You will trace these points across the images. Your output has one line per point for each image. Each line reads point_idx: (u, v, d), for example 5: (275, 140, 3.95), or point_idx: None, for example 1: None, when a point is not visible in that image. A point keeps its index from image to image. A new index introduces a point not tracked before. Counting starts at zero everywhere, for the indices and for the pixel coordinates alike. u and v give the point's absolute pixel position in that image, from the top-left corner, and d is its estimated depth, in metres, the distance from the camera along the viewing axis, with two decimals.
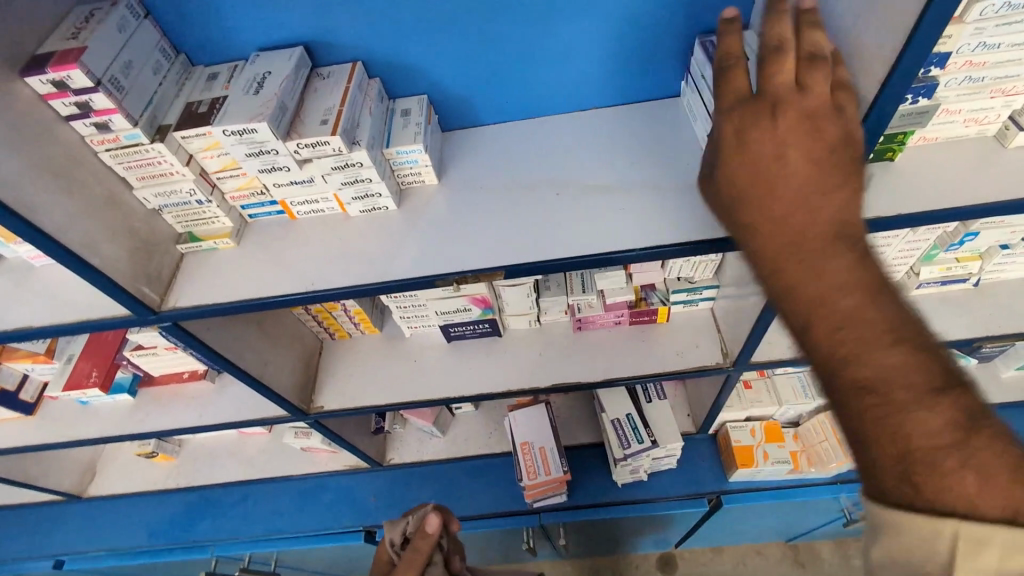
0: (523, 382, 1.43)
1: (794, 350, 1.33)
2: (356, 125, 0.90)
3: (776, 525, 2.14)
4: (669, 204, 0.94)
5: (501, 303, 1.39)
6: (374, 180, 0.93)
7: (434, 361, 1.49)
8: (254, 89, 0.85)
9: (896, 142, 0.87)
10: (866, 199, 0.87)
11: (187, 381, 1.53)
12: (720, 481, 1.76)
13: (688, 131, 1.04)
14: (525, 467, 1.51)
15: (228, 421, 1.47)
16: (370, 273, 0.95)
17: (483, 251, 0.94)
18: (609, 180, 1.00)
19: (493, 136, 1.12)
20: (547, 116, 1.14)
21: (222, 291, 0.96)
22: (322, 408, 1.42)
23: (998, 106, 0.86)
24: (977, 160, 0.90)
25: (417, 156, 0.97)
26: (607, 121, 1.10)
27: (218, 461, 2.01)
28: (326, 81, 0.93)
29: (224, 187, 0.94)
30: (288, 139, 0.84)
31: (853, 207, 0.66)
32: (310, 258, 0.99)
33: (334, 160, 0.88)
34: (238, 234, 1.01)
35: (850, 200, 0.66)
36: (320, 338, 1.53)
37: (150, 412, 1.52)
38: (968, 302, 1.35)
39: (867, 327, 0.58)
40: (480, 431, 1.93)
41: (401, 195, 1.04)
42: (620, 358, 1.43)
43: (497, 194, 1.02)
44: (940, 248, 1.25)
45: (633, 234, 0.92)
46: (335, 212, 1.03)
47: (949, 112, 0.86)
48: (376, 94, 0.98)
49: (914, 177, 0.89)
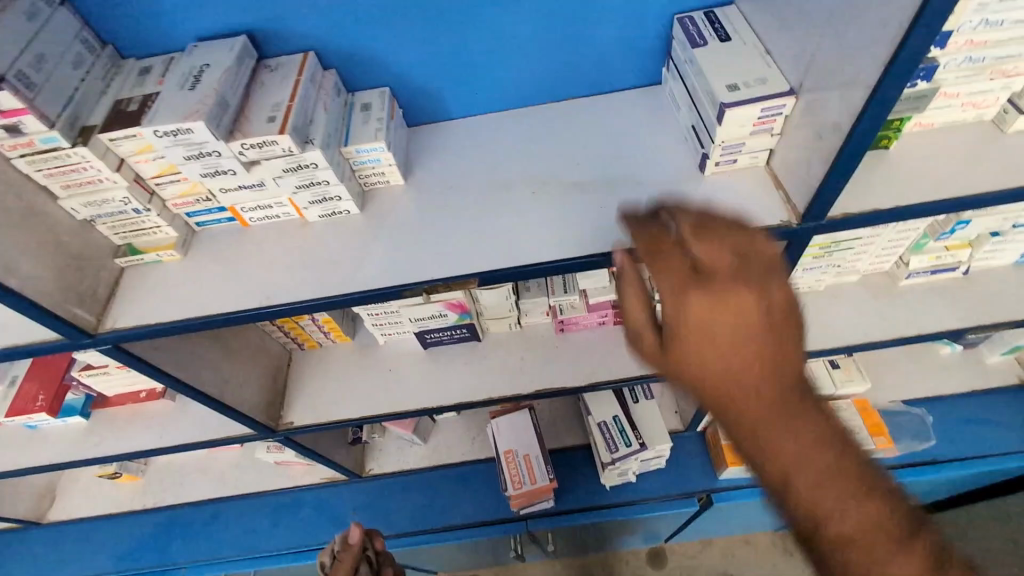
0: (505, 389, 1.36)
1: None
2: (309, 121, 0.81)
3: (766, 518, 2.12)
4: (653, 200, 0.88)
5: (479, 307, 1.31)
6: (332, 183, 0.85)
7: (410, 370, 1.41)
8: (191, 83, 0.75)
9: (892, 128, 0.82)
10: (861, 191, 0.82)
11: (144, 401, 1.42)
12: (710, 479, 1.72)
13: (671, 121, 0.98)
14: (510, 476, 1.45)
15: (191, 442, 1.37)
16: (331, 285, 0.87)
17: (453, 258, 0.87)
18: (589, 176, 0.93)
19: (464, 130, 1.05)
20: (520, 107, 1.06)
21: (167, 310, 0.87)
22: (292, 424, 1.34)
23: (997, 89, 0.81)
24: (975, 147, 0.85)
25: (379, 155, 0.89)
26: (584, 112, 1.03)
27: (188, 478, 1.91)
28: (275, 74, 0.84)
29: (164, 193, 0.85)
30: (231, 139, 0.75)
31: (752, 293, 0.61)
32: (265, 269, 0.90)
33: (284, 161, 0.79)
34: (185, 245, 0.92)
35: (745, 301, 0.60)
36: (288, 349, 1.44)
37: (105, 435, 1.42)
38: (958, 292, 1.32)
39: (754, 414, 0.63)
40: (463, 437, 1.87)
41: (364, 198, 0.96)
42: (605, 359, 1.37)
43: (468, 194, 0.95)
44: (931, 237, 1.22)
45: (616, 234, 0.85)
46: (292, 218, 0.94)
47: (947, 95, 0.81)
48: (332, 87, 0.90)
49: (910, 166, 0.84)
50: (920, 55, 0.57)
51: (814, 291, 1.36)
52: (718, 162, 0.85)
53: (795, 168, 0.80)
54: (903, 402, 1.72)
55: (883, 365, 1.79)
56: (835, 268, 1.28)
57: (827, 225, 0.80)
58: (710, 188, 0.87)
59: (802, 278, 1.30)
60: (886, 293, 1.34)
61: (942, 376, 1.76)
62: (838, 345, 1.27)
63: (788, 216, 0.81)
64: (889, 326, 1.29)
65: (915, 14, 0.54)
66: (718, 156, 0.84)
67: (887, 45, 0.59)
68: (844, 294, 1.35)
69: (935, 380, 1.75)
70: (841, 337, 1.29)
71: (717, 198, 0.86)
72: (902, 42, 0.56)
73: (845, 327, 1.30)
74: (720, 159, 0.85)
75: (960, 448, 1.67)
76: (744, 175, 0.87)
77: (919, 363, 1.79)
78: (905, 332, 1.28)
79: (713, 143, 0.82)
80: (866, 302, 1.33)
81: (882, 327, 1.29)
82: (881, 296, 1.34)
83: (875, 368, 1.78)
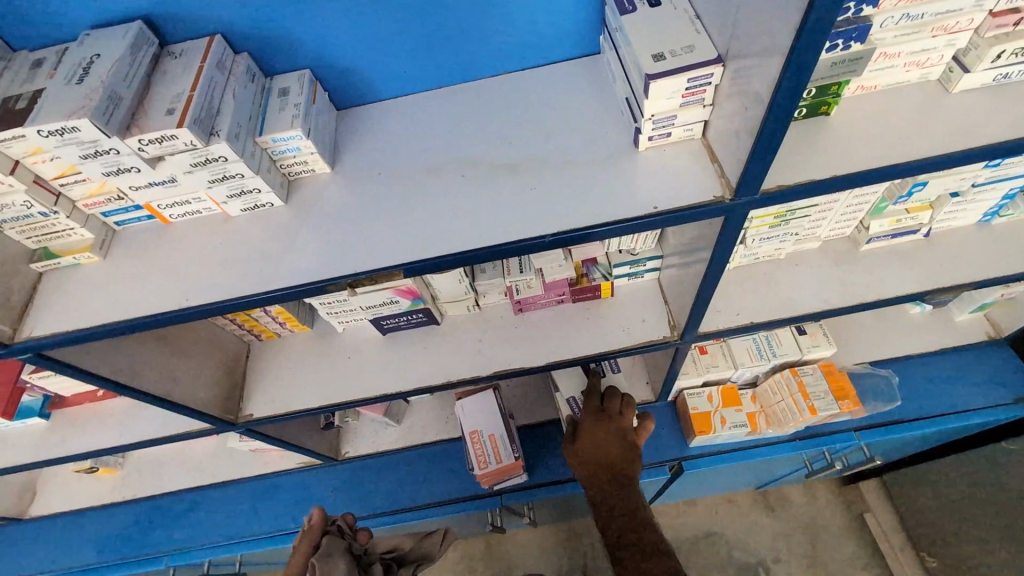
0: (465, 372, 1.35)
1: (743, 317, 1.27)
2: (215, 112, 0.76)
3: (742, 479, 2.15)
4: (585, 179, 0.84)
5: (433, 290, 1.29)
6: (247, 175, 0.81)
7: (370, 356, 1.39)
8: (79, 77, 0.71)
9: (831, 93, 0.79)
10: (799, 160, 0.79)
11: (102, 399, 1.43)
12: (680, 448, 1.73)
13: (607, 94, 0.93)
14: (475, 456, 1.46)
15: (151, 438, 1.36)
16: (254, 280, 0.84)
17: (379, 248, 0.84)
18: (520, 156, 0.89)
19: (395, 112, 1.00)
20: (454, 85, 1.01)
21: (86, 315, 0.83)
22: (251, 416, 1.32)
23: (940, 46, 0.79)
24: (919, 108, 0.82)
25: (299, 143, 0.85)
26: (519, 88, 0.98)
27: (165, 469, 1.91)
28: (178, 61, 0.79)
29: (71, 194, 0.81)
30: (126, 135, 0.70)
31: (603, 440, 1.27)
32: (187, 267, 0.87)
33: (190, 156, 0.75)
34: (103, 246, 0.89)
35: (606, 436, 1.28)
36: (245, 340, 1.42)
37: (66, 434, 1.41)
38: (918, 254, 1.30)
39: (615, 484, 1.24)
40: (437, 417, 1.87)
41: (290, 188, 0.92)
42: (565, 337, 1.35)
43: (397, 179, 0.91)
44: (889, 200, 1.19)
45: (546, 217, 0.82)
46: (215, 212, 0.91)
47: (887, 56, 0.78)
48: (244, 72, 0.85)
49: (851, 131, 0.81)
50: (829, 24, 0.53)
51: (774, 260, 1.33)
52: (652, 137, 0.82)
53: (727, 140, 0.77)
54: (870, 363, 1.73)
55: (852, 327, 1.79)
56: (794, 236, 1.25)
57: (761, 199, 0.76)
58: (644, 164, 0.84)
59: (760, 248, 1.27)
60: (846, 259, 1.32)
61: (910, 336, 1.76)
62: (799, 313, 1.26)
63: (721, 191, 0.78)
64: (849, 291, 1.27)
65: None
66: (649, 130, 0.81)
67: (796, 12, 0.55)
68: (804, 262, 1.32)
69: (903, 340, 1.75)
70: (801, 305, 1.27)
71: (651, 174, 0.83)
72: (809, 9, 0.53)
73: (805, 293, 1.28)
74: (652, 133, 0.82)
75: (928, 406, 1.68)
76: (678, 149, 0.84)
77: (888, 324, 1.79)
78: (866, 297, 1.26)
79: (643, 117, 0.78)
80: (826, 268, 1.31)
81: (841, 292, 1.27)
82: (842, 261, 1.31)
83: (844, 331, 1.78)
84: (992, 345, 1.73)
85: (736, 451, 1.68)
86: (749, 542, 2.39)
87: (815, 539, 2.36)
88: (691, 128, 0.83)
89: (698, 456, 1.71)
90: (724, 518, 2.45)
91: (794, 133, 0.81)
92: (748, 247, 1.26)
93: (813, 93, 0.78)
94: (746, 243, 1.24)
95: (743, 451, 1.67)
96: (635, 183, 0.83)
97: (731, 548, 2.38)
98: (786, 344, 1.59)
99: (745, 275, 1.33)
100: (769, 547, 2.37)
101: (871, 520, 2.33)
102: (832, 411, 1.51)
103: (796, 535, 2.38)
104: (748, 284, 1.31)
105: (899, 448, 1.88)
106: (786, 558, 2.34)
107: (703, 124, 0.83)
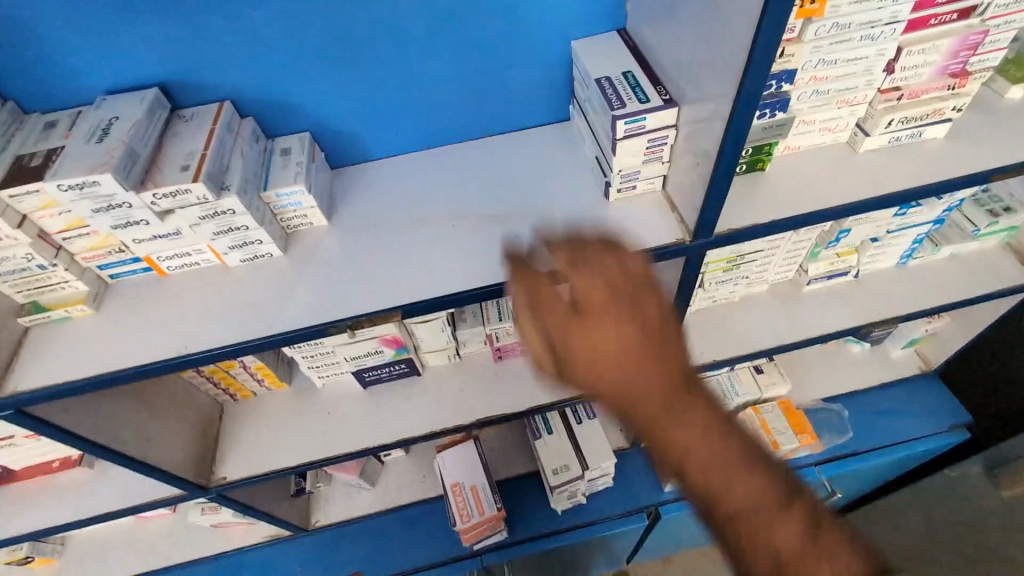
0: (447, 421, 1.37)
1: (706, 357, 1.38)
2: (224, 169, 0.82)
3: (717, 527, 2.17)
4: (564, 225, 0.94)
5: (415, 340, 1.33)
6: (251, 227, 0.86)
7: (349, 411, 1.39)
8: (98, 136, 0.75)
9: (764, 152, 0.94)
10: (742, 206, 0.92)
11: (58, 471, 1.33)
12: (656, 493, 1.77)
13: (578, 153, 1.06)
14: (458, 510, 1.48)
15: (111, 510, 1.28)
16: (253, 327, 0.87)
17: (374, 292, 0.90)
18: (505, 208, 0.98)
19: (386, 171, 1.08)
20: (439, 148, 1.12)
21: (74, 369, 0.84)
22: (224, 480, 1.28)
23: (845, 115, 0.95)
24: (839, 164, 0.98)
25: (300, 197, 0.91)
26: (502, 148, 1.09)
27: (113, 553, 1.76)
28: (188, 123, 0.86)
29: (72, 247, 0.83)
30: (141, 189, 0.75)
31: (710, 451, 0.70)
32: (183, 317, 0.89)
33: (200, 209, 0.80)
34: (97, 298, 0.90)
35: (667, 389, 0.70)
36: (219, 401, 1.39)
37: (9, 514, 1.29)
38: (850, 292, 1.46)
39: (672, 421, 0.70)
40: (412, 476, 1.84)
41: (287, 240, 0.97)
42: (542, 383, 1.40)
43: (391, 230, 0.98)
44: (822, 245, 1.34)
45: (532, 259, 0.90)
46: (213, 264, 0.94)
47: (805, 123, 0.94)
48: (249, 134, 0.91)
49: (782, 183, 0.95)
50: (758, 94, 0.68)
51: (728, 302, 1.46)
52: (621, 188, 0.94)
53: (684, 190, 0.89)
54: (823, 398, 1.87)
55: (804, 366, 1.92)
56: (744, 280, 1.38)
57: (716, 240, 0.89)
58: (615, 213, 0.95)
59: (717, 291, 1.39)
60: (791, 298, 1.46)
61: (854, 371, 1.91)
62: (753, 350, 1.37)
63: (681, 234, 0.90)
64: (795, 329, 1.41)
65: (747, 55, 0.64)
66: (618, 183, 0.92)
67: (731, 85, 0.69)
68: (755, 303, 1.46)
69: (849, 376, 1.90)
70: (757, 343, 1.39)
71: (621, 222, 0.94)
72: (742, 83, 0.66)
73: (757, 332, 1.41)
74: (620, 186, 0.93)
75: (877, 437, 1.81)
76: (643, 199, 0.96)
77: (834, 362, 1.93)
78: (810, 333, 1.40)
79: (613, 172, 0.90)
80: (775, 309, 1.45)
81: (789, 330, 1.41)
82: (788, 301, 1.46)
83: (796, 370, 1.91)
84: (925, 377, 1.90)
85: None
86: None
87: None
88: (653, 181, 0.95)
89: (672, 500, 1.75)
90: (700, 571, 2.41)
91: (738, 185, 0.95)
92: (706, 290, 1.38)
93: (750, 152, 0.93)
94: (704, 286, 1.36)
95: None
96: (608, 230, 0.93)
97: None
98: (746, 383, 1.70)
99: (704, 317, 1.44)
100: None
101: None
102: (793, 445, 1.60)
103: None
104: (708, 326, 1.43)
105: (860, 484, 1.97)
106: None
107: (663, 179, 0.96)
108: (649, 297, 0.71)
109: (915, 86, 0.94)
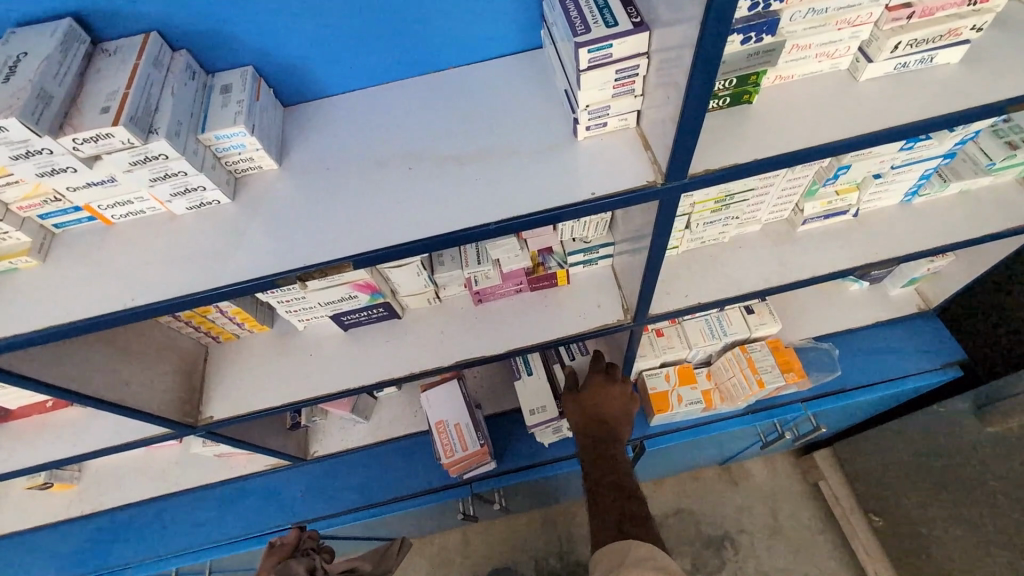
0: (427, 363, 1.36)
1: (691, 299, 1.33)
2: (153, 110, 0.76)
3: (705, 456, 2.23)
4: (529, 165, 0.88)
5: (392, 284, 1.30)
6: (190, 173, 0.80)
7: (330, 354, 1.39)
8: (5, 76, 0.69)
9: (751, 83, 0.84)
10: (723, 144, 0.84)
11: (51, 410, 1.38)
12: (643, 427, 1.80)
13: (549, 86, 0.96)
14: (442, 446, 1.52)
15: (105, 446, 1.33)
16: (200, 278, 0.84)
17: (327, 239, 0.85)
18: (465, 148, 0.91)
19: (343, 107, 1.01)
20: (400, 81, 1.03)
21: (23, 321, 0.82)
22: (211, 419, 1.30)
23: (846, 38, 0.84)
24: (836, 95, 0.88)
25: (243, 139, 0.85)
26: (467, 81, 1.00)
27: (126, 480, 1.86)
28: (111, 59, 0.79)
29: (4, 197, 0.79)
30: (60, 134, 0.69)
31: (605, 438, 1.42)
32: (131, 268, 0.86)
33: (129, 154, 0.74)
34: (43, 249, 0.87)
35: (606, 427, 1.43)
36: (203, 343, 1.40)
37: (11, 449, 1.35)
38: (849, 232, 1.39)
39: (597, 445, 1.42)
40: (405, 411, 1.89)
41: (237, 185, 0.92)
42: (523, 325, 1.38)
43: (344, 172, 0.92)
44: (819, 183, 1.26)
45: (492, 205, 0.84)
46: (159, 211, 0.90)
47: (799, 48, 0.84)
48: (182, 70, 0.84)
49: (771, 117, 0.86)
50: (729, 17, 0.58)
51: (718, 243, 1.40)
52: (590, 126, 0.86)
53: (657, 127, 0.81)
54: (814, 337, 1.85)
55: (799, 305, 1.88)
56: (735, 220, 1.31)
57: (691, 182, 0.82)
58: (584, 154, 0.87)
59: (706, 232, 1.33)
60: (785, 239, 1.39)
61: (851, 310, 1.87)
62: (741, 292, 1.32)
63: (653, 176, 0.83)
64: (787, 270, 1.35)
65: None
66: (586, 120, 0.85)
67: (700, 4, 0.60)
68: (747, 244, 1.39)
69: (846, 314, 1.86)
70: (746, 285, 1.34)
71: (589, 163, 0.86)
72: (710, 4, 0.58)
73: (747, 273, 1.35)
74: (589, 124, 0.85)
75: (867, 375, 1.79)
76: (615, 137, 0.88)
77: (831, 302, 1.88)
78: (804, 274, 1.34)
79: (579, 108, 0.82)
80: (767, 249, 1.39)
81: (780, 271, 1.35)
82: (781, 242, 1.39)
83: (791, 309, 1.87)
84: (924, 316, 1.86)
85: (693, 429, 1.76)
86: (714, 516, 2.43)
87: (777, 510, 2.42)
88: (625, 118, 0.87)
89: (657, 434, 1.78)
90: (690, 496, 2.49)
91: (720, 121, 0.86)
92: (694, 231, 1.31)
93: (734, 82, 0.84)
94: (692, 227, 1.30)
95: (700, 428, 1.75)
96: (575, 171, 0.86)
97: (698, 522, 2.43)
98: (735, 323, 1.67)
99: (692, 259, 1.39)
100: (732, 519, 2.42)
101: (825, 488, 2.37)
102: (780, 383, 1.59)
103: (758, 509, 2.43)
104: (695, 267, 1.38)
105: (847, 418, 1.97)
106: (751, 529, 2.39)
107: (637, 114, 0.87)
108: (612, 400, 1.46)
109: (929, 3, 0.83)
